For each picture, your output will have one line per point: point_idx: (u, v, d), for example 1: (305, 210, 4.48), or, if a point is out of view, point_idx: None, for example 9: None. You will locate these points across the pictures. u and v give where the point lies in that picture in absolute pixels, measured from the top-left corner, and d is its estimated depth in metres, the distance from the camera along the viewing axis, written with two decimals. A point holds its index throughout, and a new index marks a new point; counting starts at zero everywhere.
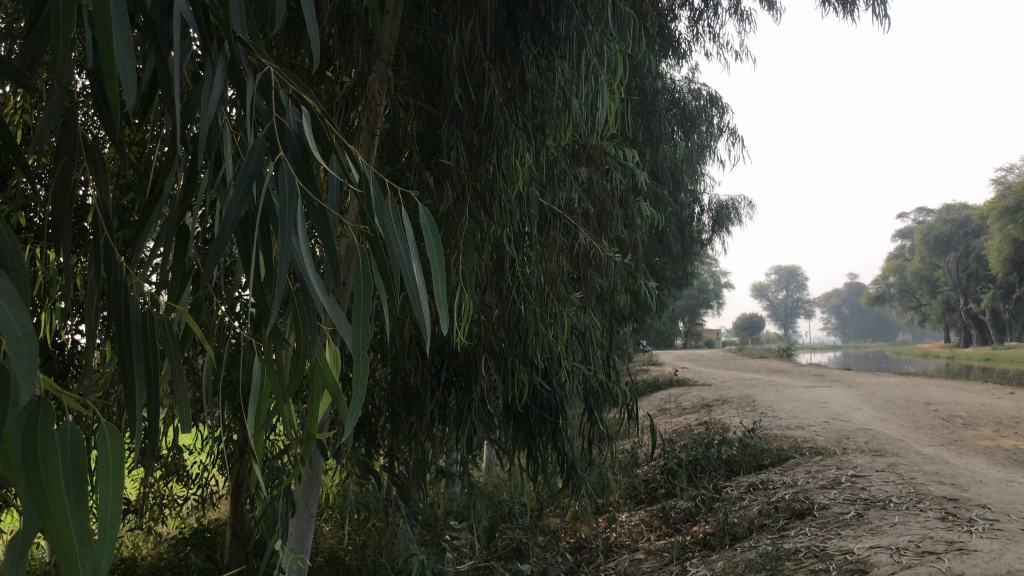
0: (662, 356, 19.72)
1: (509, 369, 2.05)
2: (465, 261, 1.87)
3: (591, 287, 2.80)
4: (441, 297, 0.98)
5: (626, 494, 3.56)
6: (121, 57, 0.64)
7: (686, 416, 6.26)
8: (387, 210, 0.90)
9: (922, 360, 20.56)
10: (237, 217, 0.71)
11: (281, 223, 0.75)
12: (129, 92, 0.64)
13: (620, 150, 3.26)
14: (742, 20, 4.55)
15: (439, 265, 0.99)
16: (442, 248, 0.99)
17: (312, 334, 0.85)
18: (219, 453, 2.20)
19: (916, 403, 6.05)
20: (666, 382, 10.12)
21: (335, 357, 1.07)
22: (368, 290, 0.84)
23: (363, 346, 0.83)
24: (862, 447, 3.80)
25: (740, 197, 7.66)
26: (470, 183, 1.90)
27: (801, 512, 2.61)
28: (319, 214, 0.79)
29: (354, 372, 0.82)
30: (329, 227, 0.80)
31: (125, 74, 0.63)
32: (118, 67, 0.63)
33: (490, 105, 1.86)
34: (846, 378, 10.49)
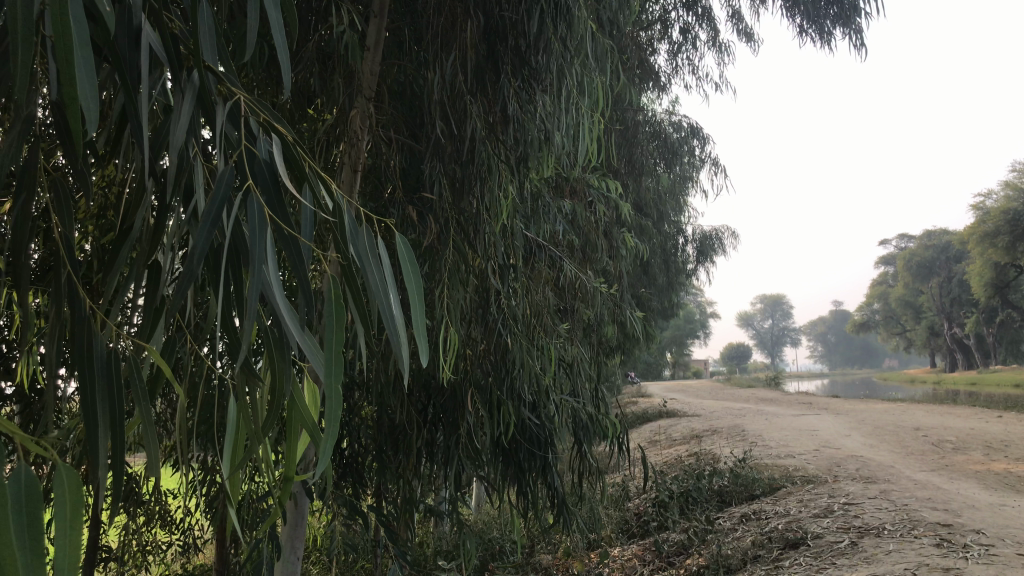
0: (650, 388, 19.68)
1: (496, 404, 2.03)
2: (450, 294, 1.85)
3: (578, 319, 2.79)
4: (420, 330, 0.96)
5: (618, 529, 3.52)
6: (83, 86, 0.63)
7: (676, 447, 6.22)
8: (363, 241, 0.89)
9: (909, 386, 20.61)
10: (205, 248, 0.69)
11: (251, 256, 0.73)
12: (90, 120, 0.63)
13: (603, 183, 3.27)
14: (721, 53, 4.61)
15: (418, 296, 0.97)
16: (420, 279, 0.98)
17: (286, 371, 0.83)
18: (202, 497, 2.16)
19: (905, 429, 6.05)
20: (655, 414, 10.09)
21: (314, 396, 1.05)
22: (343, 323, 0.82)
23: (337, 380, 0.81)
24: (853, 475, 3.78)
25: (723, 228, 7.71)
26: (453, 216, 1.89)
27: (795, 542, 2.58)
28: (291, 244, 0.78)
29: (329, 408, 0.80)
30: (301, 258, 0.78)
31: (87, 103, 0.62)
32: (80, 96, 0.61)
33: (472, 138, 1.85)
34: (834, 405, 10.50)
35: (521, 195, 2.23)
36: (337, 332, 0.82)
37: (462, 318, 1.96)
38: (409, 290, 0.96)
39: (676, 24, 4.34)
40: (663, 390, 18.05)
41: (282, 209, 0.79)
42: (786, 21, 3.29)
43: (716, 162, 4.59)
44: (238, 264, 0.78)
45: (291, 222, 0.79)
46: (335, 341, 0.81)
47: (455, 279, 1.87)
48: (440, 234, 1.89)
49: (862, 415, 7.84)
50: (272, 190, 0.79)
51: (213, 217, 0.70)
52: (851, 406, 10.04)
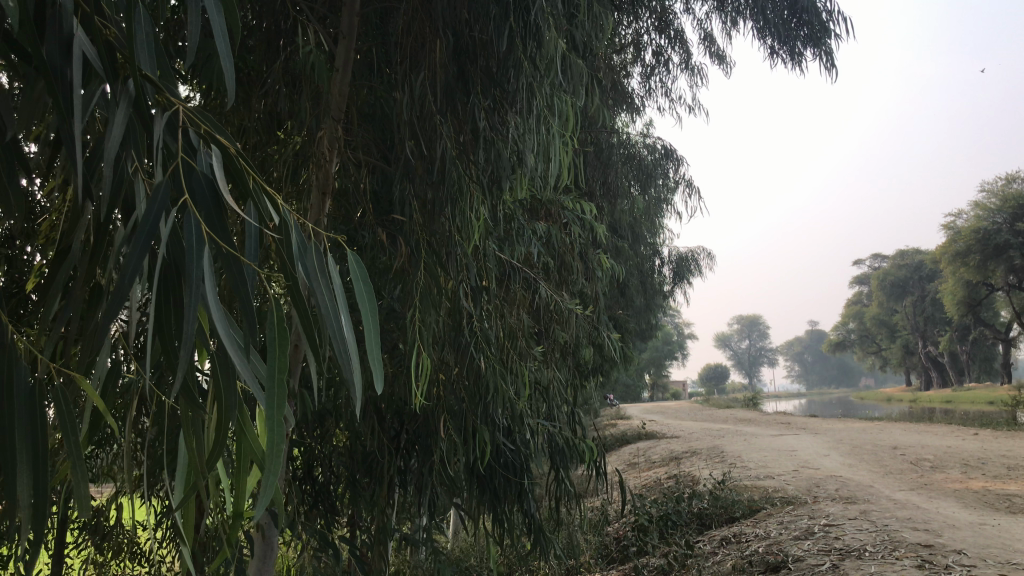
0: (629, 410, 19.65)
1: (470, 430, 1.98)
2: (423, 317, 1.81)
3: (554, 342, 2.76)
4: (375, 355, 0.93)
5: (597, 554, 3.47)
6: None
7: (655, 470, 6.19)
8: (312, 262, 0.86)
9: (885, 404, 20.73)
10: (136, 268, 0.66)
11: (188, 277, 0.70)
12: None
13: (578, 204, 3.26)
14: (693, 75, 4.64)
15: (372, 315, 0.94)
16: (374, 296, 0.95)
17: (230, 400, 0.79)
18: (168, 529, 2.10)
19: (884, 448, 6.05)
20: (634, 436, 10.05)
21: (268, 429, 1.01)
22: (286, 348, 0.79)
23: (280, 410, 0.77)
24: (833, 495, 3.76)
25: (699, 249, 7.74)
26: (424, 238, 1.85)
27: (776, 565, 2.54)
28: (231, 265, 0.75)
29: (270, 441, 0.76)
30: (241, 278, 0.75)
31: None
32: None
33: (443, 158, 1.82)
34: (812, 425, 10.52)
35: (493, 217, 2.21)
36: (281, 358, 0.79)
37: (432, 342, 1.90)
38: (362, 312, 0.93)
39: (649, 46, 4.35)
40: (642, 412, 18.03)
41: (222, 228, 0.76)
42: (758, 43, 3.30)
43: (690, 184, 4.60)
44: (177, 287, 0.76)
45: (232, 243, 0.76)
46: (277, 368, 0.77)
47: (426, 299, 1.82)
48: (410, 256, 1.86)
49: (841, 435, 7.84)
50: (212, 209, 0.76)
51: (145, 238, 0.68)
52: (829, 425, 10.04)
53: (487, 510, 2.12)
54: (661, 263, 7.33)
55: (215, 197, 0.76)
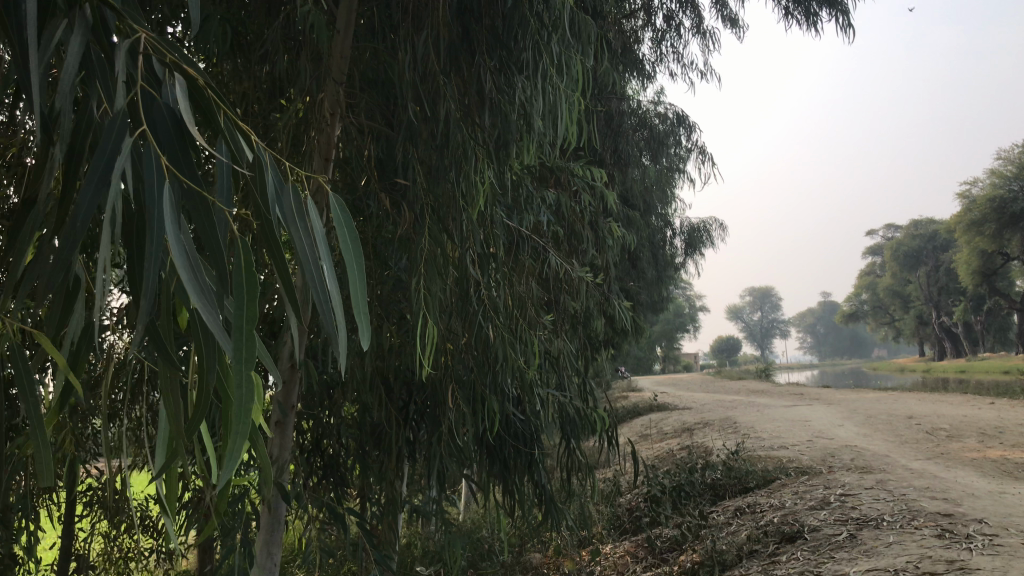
0: (641, 382, 19.60)
1: (479, 399, 1.94)
2: (428, 285, 1.74)
3: (564, 312, 2.70)
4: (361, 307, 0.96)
5: (609, 526, 3.44)
6: None
7: (668, 441, 6.16)
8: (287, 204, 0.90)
9: (898, 375, 20.63)
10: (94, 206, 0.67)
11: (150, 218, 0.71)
12: None
13: (588, 171, 3.20)
14: (705, 40, 4.54)
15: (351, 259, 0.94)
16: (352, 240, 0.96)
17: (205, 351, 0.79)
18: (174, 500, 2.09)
19: (899, 417, 5.99)
20: (646, 408, 10.00)
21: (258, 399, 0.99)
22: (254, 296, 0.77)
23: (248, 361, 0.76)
24: (848, 465, 3.71)
25: (711, 219, 7.66)
26: (430, 203, 1.79)
27: (792, 535, 2.51)
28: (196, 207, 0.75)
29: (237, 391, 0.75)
30: (208, 220, 0.75)
31: None
32: None
33: (447, 119, 1.76)
34: (826, 395, 10.46)
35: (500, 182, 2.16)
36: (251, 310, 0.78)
37: (439, 311, 1.84)
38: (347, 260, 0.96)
39: (660, 10, 4.26)
40: (654, 384, 17.98)
41: (190, 169, 0.77)
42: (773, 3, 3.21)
43: (703, 152, 4.51)
44: (142, 238, 0.75)
45: (198, 181, 0.77)
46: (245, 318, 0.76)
47: (431, 267, 1.74)
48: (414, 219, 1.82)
49: (855, 405, 7.78)
50: (175, 143, 0.78)
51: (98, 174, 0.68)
52: (842, 396, 9.98)
53: (497, 481, 2.09)
54: (672, 234, 7.24)
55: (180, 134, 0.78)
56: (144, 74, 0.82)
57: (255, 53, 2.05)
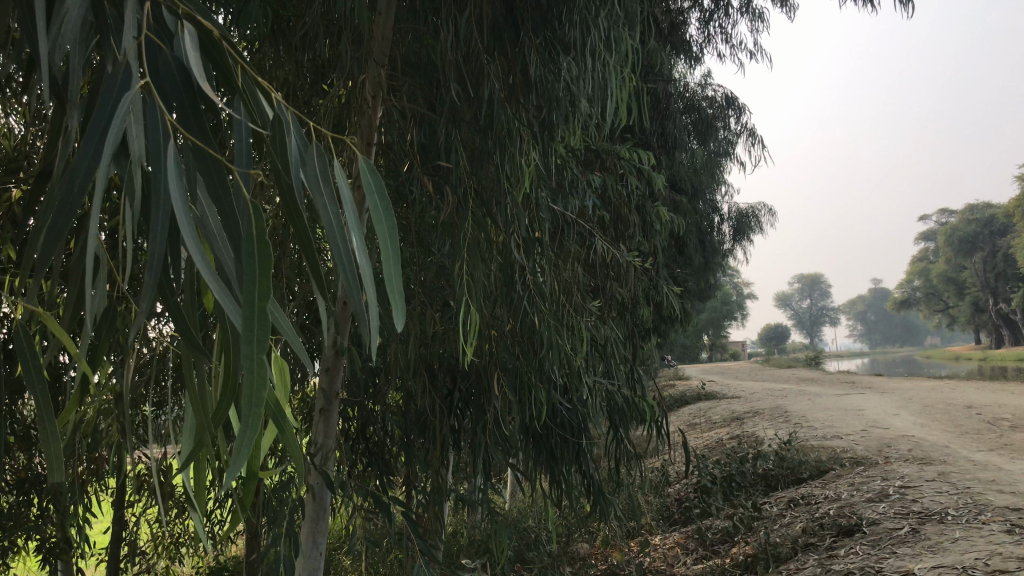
0: (688, 370, 19.41)
1: (526, 387, 1.89)
2: (472, 270, 1.69)
3: (611, 299, 2.64)
4: (392, 279, 0.91)
5: (658, 517, 3.38)
6: None
7: (716, 430, 6.05)
8: (312, 167, 0.86)
9: (953, 363, 20.14)
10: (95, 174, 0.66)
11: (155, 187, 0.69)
12: None
13: (634, 154, 3.12)
14: (755, 19, 4.41)
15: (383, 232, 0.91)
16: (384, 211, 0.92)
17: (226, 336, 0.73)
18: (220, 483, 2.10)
19: (957, 407, 5.81)
20: (693, 396, 9.87)
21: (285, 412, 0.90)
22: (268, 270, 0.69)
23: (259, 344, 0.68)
24: (906, 456, 3.59)
25: (760, 204, 7.50)
26: (473, 186, 1.74)
27: (849, 529, 2.42)
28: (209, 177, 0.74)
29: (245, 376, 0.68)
30: (221, 189, 0.74)
31: None
32: None
33: (491, 99, 1.71)
34: (879, 384, 10.23)
35: (545, 165, 2.10)
36: (263, 279, 0.69)
37: (484, 297, 1.80)
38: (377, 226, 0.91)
39: None
40: (701, 373, 17.81)
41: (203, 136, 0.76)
42: None
43: (753, 135, 4.40)
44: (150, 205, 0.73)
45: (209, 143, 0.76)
46: (256, 295, 0.68)
47: (475, 252, 1.69)
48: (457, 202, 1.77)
49: (910, 394, 7.58)
50: (185, 101, 0.76)
51: (100, 134, 0.66)
52: (895, 384, 9.75)
53: (544, 471, 2.04)
54: (720, 220, 7.11)
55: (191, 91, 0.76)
56: (154, 27, 0.79)
57: (295, 36, 2.02)
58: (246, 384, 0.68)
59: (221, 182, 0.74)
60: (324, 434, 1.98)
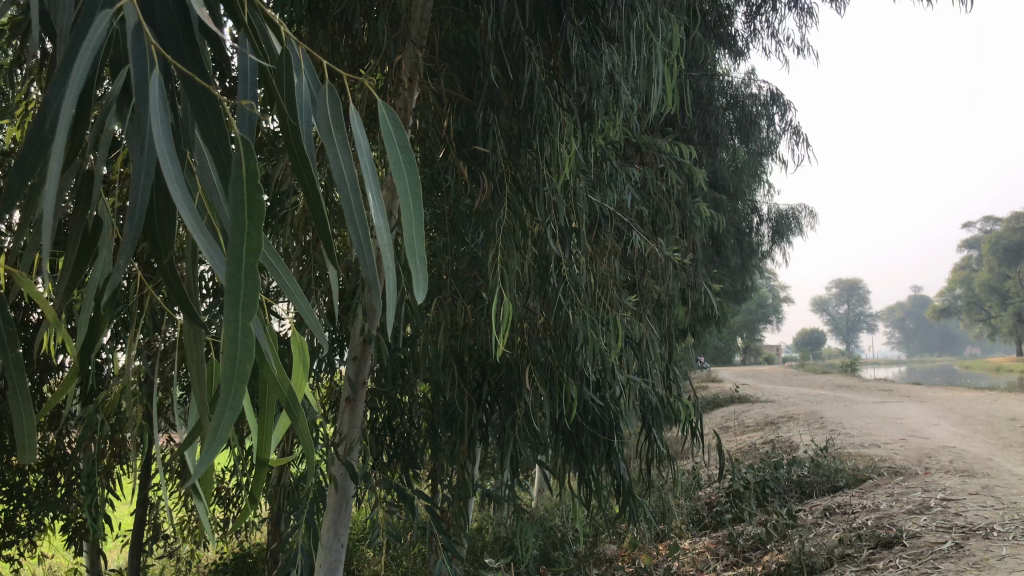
0: (721, 372, 19.21)
1: (557, 383, 1.82)
2: (505, 259, 1.63)
3: (647, 295, 2.57)
4: (412, 250, 0.81)
5: (688, 521, 3.31)
6: None
7: (749, 434, 5.95)
8: (323, 111, 0.79)
9: (993, 374, 19.72)
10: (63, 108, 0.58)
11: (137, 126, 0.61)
12: None
13: (676, 148, 3.04)
14: (803, 14, 4.30)
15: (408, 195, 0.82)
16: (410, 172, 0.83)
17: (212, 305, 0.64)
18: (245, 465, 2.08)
19: (1000, 419, 5.64)
20: (726, 399, 9.74)
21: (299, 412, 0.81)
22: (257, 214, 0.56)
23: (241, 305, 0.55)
24: (947, 468, 3.48)
25: (801, 206, 7.36)
26: (509, 173, 1.68)
27: (889, 541, 2.33)
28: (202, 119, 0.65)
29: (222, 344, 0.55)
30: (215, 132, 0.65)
31: None
32: None
33: (530, 83, 1.64)
34: (917, 392, 10.03)
35: (583, 154, 2.03)
36: (251, 223, 0.55)
37: (516, 287, 1.73)
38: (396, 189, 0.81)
39: None
40: (733, 375, 17.63)
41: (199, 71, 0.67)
42: None
43: (798, 133, 4.29)
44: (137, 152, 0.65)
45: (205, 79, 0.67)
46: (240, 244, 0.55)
47: (508, 238, 1.62)
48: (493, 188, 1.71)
49: (950, 403, 7.41)
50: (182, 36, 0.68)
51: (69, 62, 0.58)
52: (935, 394, 9.54)
53: (573, 469, 1.97)
54: (759, 220, 6.99)
55: (183, 15, 0.66)
56: None
57: (332, 17, 1.97)
58: (226, 348, 0.55)
59: (217, 122, 0.64)
60: (349, 424, 1.94)
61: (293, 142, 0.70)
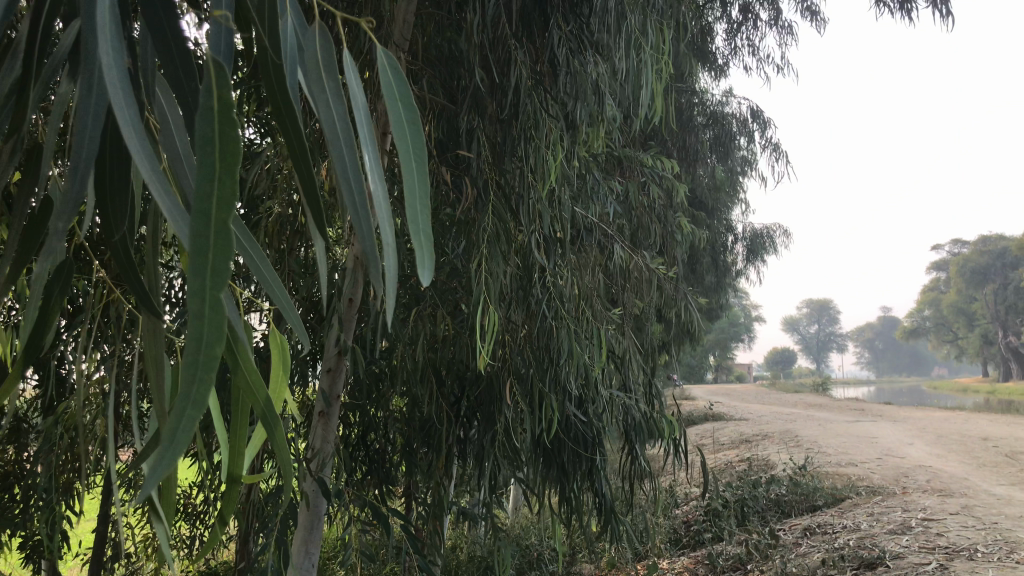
0: (695, 391, 19.26)
1: (538, 399, 1.74)
2: (489, 268, 1.58)
3: (628, 309, 2.53)
4: (419, 221, 0.65)
5: (666, 540, 3.26)
6: None
7: (724, 452, 5.93)
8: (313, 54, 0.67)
9: (961, 395, 19.94)
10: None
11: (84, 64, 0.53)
12: None
13: (657, 162, 3.02)
14: (783, 33, 4.31)
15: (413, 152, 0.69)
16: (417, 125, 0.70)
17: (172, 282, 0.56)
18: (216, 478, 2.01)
19: (972, 438, 5.67)
20: (700, 417, 9.73)
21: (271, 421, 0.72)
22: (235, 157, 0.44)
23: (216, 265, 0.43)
24: (925, 487, 3.47)
25: (776, 225, 7.39)
26: (494, 179, 1.63)
27: (871, 562, 2.30)
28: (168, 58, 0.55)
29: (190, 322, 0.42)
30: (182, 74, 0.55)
31: None
32: None
33: (517, 88, 1.60)
34: (889, 412, 10.10)
35: (569, 162, 1.99)
36: (228, 175, 0.43)
37: (499, 297, 1.68)
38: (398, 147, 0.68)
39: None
40: (707, 393, 17.68)
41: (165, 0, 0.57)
42: None
43: (777, 150, 4.29)
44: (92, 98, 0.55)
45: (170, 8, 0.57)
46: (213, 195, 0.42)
47: (493, 246, 1.57)
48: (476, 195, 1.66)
49: (922, 423, 7.44)
50: None
51: None
52: (906, 413, 9.60)
53: (554, 486, 1.91)
54: (735, 239, 7.01)
55: None
56: None
57: None
58: (192, 326, 0.42)
59: (183, 61, 0.55)
60: (322, 439, 1.88)
61: (276, 89, 0.58)
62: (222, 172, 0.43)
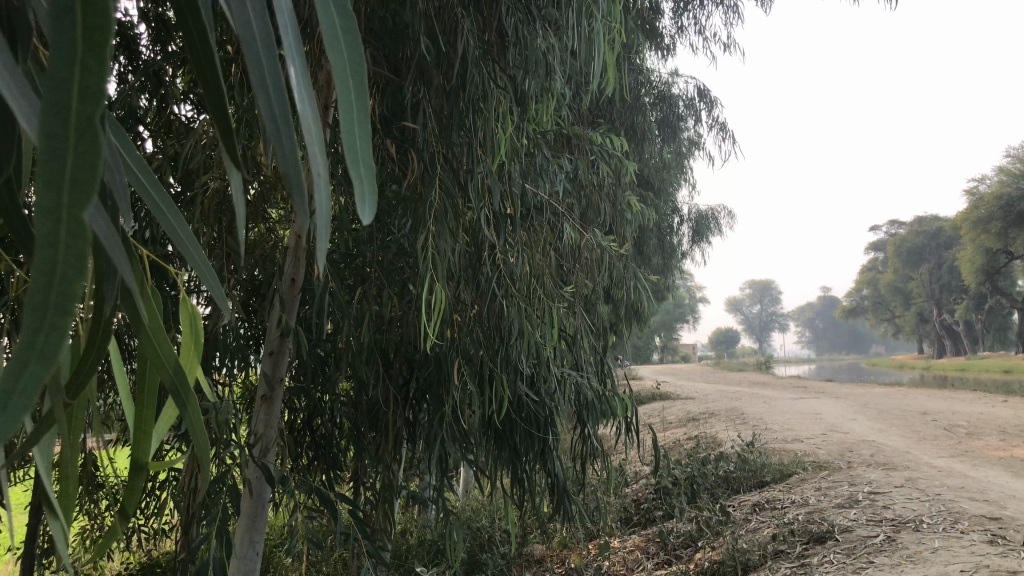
0: (641, 371, 19.45)
1: (487, 379, 1.70)
2: (437, 244, 1.52)
3: (579, 288, 2.50)
4: (354, 148, 0.53)
5: (617, 519, 3.26)
6: None
7: (672, 431, 5.98)
8: None
9: (898, 371, 20.49)
10: None
11: None
12: None
13: (606, 139, 2.99)
14: (729, 12, 4.32)
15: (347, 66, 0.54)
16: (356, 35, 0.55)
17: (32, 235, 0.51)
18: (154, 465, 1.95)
19: (911, 413, 5.81)
20: (648, 396, 9.81)
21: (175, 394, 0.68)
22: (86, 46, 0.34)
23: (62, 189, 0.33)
24: (869, 461, 3.53)
25: (721, 207, 7.46)
26: (440, 153, 1.57)
27: (821, 536, 2.32)
28: None
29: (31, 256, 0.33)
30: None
31: None
32: None
33: (464, 58, 1.54)
34: (829, 389, 10.32)
35: (518, 136, 1.93)
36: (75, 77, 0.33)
37: (448, 274, 1.63)
38: (330, 55, 0.53)
39: None
40: (653, 374, 17.86)
41: None
42: None
43: (723, 129, 4.31)
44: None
45: None
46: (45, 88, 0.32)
47: (440, 222, 1.52)
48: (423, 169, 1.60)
49: (862, 399, 7.61)
50: None
51: None
52: (848, 390, 9.80)
53: (506, 468, 1.87)
54: (681, 219, 7.04)
55: None
56: None
57: None
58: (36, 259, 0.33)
59: None
60: (265, 425, 1.82)
61: None
62: (85, 53, 0.34)
